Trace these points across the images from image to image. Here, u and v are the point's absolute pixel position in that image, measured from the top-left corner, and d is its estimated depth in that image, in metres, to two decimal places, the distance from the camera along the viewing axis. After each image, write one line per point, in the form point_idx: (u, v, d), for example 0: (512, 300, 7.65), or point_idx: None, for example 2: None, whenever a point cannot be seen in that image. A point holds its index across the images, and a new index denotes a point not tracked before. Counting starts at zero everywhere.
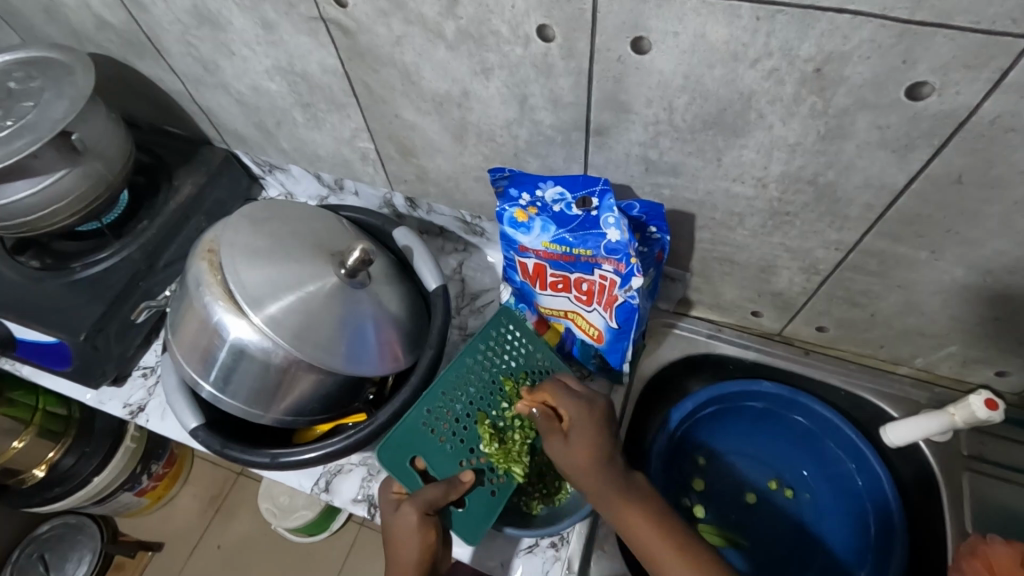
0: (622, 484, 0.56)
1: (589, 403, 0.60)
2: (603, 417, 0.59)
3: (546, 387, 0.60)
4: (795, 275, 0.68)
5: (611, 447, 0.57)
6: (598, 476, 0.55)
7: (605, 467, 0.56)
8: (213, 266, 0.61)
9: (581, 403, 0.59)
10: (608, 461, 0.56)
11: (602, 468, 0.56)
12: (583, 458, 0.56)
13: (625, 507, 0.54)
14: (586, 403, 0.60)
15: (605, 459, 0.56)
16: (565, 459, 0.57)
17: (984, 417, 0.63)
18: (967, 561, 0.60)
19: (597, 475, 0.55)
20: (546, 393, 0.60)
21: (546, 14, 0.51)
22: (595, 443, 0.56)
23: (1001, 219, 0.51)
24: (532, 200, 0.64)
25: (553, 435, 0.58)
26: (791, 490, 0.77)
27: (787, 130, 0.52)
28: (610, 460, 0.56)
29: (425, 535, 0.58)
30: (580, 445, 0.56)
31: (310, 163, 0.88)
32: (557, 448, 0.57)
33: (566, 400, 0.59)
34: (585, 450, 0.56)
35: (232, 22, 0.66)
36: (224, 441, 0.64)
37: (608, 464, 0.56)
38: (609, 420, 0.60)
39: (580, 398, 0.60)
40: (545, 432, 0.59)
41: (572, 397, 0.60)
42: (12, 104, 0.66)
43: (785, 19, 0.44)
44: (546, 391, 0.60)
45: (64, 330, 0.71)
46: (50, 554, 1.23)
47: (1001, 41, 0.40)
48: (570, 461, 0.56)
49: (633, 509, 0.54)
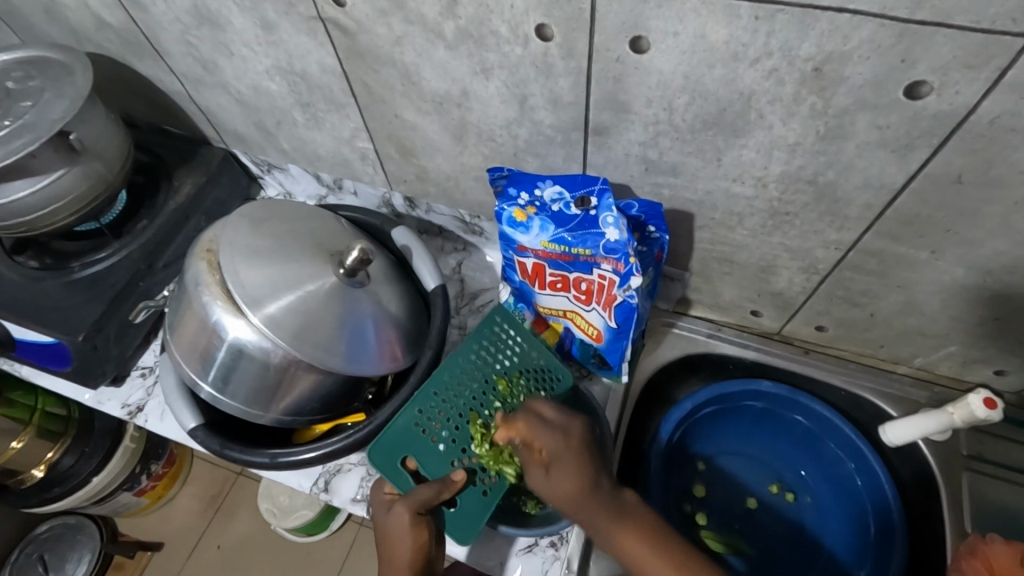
0: (611, 509, 0.54)
1: (564, 429, 0.57)
2: (581, 441, 0.57)
3: (515, 420, 0.58)
4: (794, 275, 0.68)
5: (595, 472, 0.55)
6: (585, 506, 0.54)
7: (591, 496, 0.54)
8: (212, 266, 0.61)
9: (555, 432, 0.57)
10: (592, 489, 0.54)
11: (588, 498, 0.54)
12: (566, 492, 0.54)
13: (618, 535, 0.53)
14: (561, 430, 0.57)
15: (589, 489, 0.54)
16: (550, 494, 0.55)
17: (983, 417, 0.63)
18: (967, 561, 0.60)
19: (585, 504, 0.54)
20: (518, 425, 0.58)
21: (546, 14, 0.51)
22: (577, 474, 0.54)
23: (1000, 218, 0.51)
24: (531, 199, 0.64)
25: (534, 470, 0.56)
26: (792, 493, 0.77)
27: (787, 130, 0.52)
28: (595, 486, 0.54)
29: (418, 535, 0.57)
30: (562, 478, 0.54)
31: (309, 163, 0.88)
32: (541, 484, 0.56)
33: (540, 431, 0.57)
34: (567, 484, 0.54)
35: (231, 22, 0.66)
36: (223, 441, 0.64)
37: (593, 492, 0.54)
38: (589, 442, 0.57)
39: (554, 426, 0.57)
40: (527, 467, 0.57)
41: (546, 428, 0.57)
42: (10, 103, 0.66)
43: (786, 19, 0.44)
44: (519, 424, 0.57)
45: (63, 331, 0.71)
46: (49, 555, 1.23)
47: (1002, 40, 0.40)
48: (554, 496, 0.55)
49: (626, 534, 0.53)
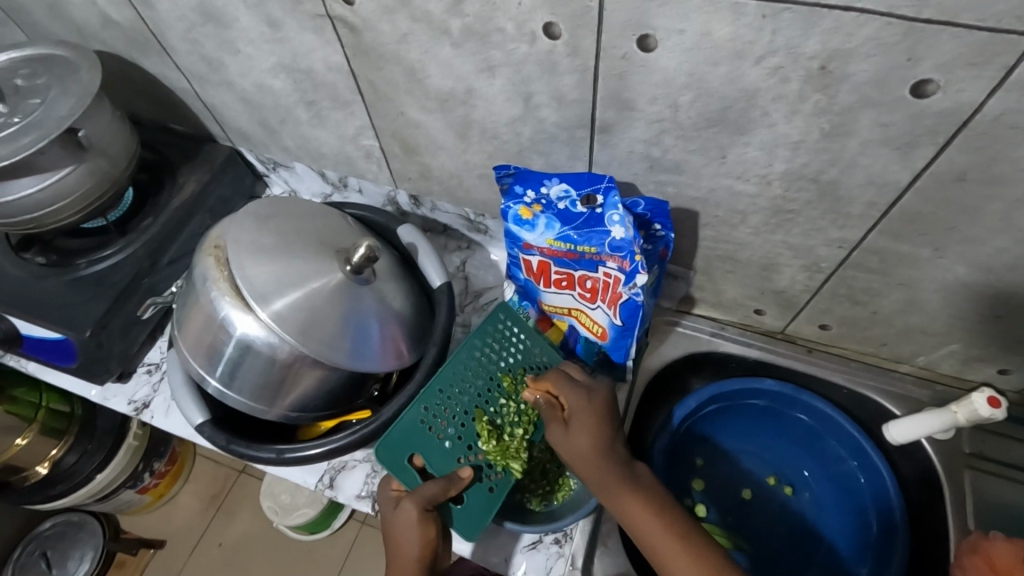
0: (623, 471, 0.55)
1: (590, 392, 0.61)
2: (604, 405, 0.60)
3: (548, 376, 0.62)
4: (797, 273, 0.68)
5: (613, 435, 0.58)
6: (598, 463, 0.56)
7: (604, 454, 0.56)
8: (220, 263, 0.61)
9: (582, 393, 0.60)
10: (607, 449, 0.57)
11: (602, 456, 0.56)
12: (582, 445, 0.57)
13: (626, 496, 0.54)
14: (588, 392, 0.61)
15: (604, 448, 0.57)
16: (566, 448, 0.58)
17: (987, 415, 0.63)
18: (968, 558, 0.61)
19: (597, 460, 0.56)
20: (548, 381, 0.62)
21: (552, 12, 0.51)
22: (595, 433, 0.57)
23: (1003, 216, 0.51)
24: (537, 197, 0.65)
25: (555, 425, 0.60)
26: (791, 487, 0.78)
27: (791, 128, 0.52)
28: (609, 446, 0.57)
29: (425, 531, 0.58)
30: (579, 431, 0.57)
31: (314, 160, 0.88)
32: (559, 437, 0.59)
33: (566, 388, 0.61)
34: (584, 438, 0.57)
35: (238, 20, 0.66)
36: (229, 437, 0.65)
37: (608, 453, 0.56)
38: (612, 409, 0.60)
39: (580, 387, 0.61)
40: (549, 423, 0.60)
41: (573, 386, 0.61)
42: (17, 100, 0.66)
43: (791, 17, 0.44)
44: (548, 380, 0.62)
45: (68, 327, 0.71)
46: (51, 552, 1.23)
47: (1006, 38, 0.40)
48: (570, 450, 0.58)
49: (634, 498, 0.54)
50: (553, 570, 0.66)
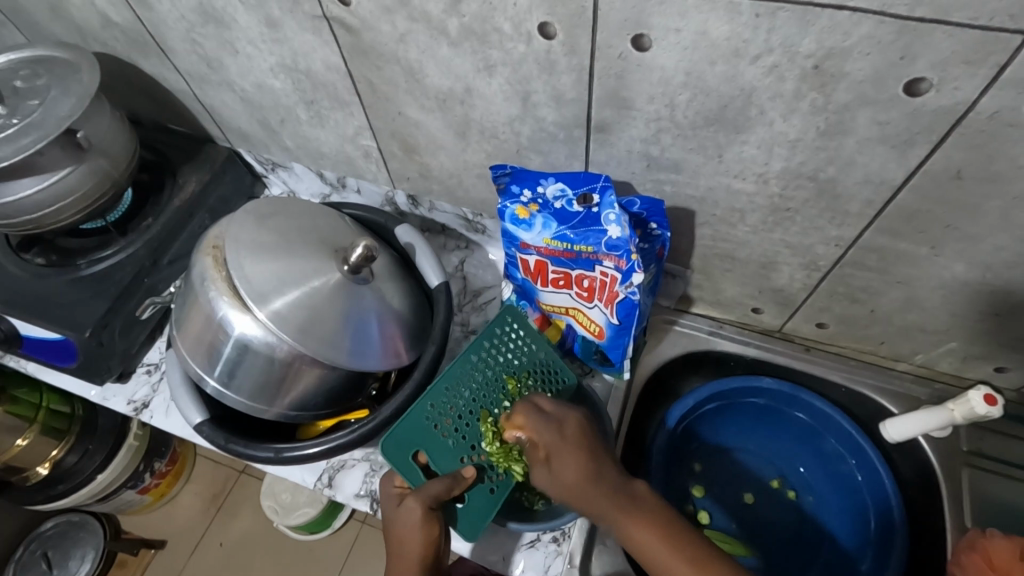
0: (618, 499, 0.54)
1: (563, 424, 0.58)
2: (580, 433, 0.57)
3: (516, 415, 0.59)
4: (795, 271, 0.68)
5: (597, 463, 0.55)
6: (591, 497, 0.54)
7: (595, 485, 0.54)
8: (217, 262, 0.62)
9: (555, 428, 0.58)
10: (596, 480, 0.54)
11: (593, 488, 0.54)
12: (570, 483, 0.55)
13: (628, 526, 0.52)
14: (562, 424, 0.58)
15: (592, 480, 0.54)
16: (556, 489, 0.56)
17: (983, 413, 0.63)
18: (967, 555, 0.61)
19: (588, 494, 0.54)
20: (518, 420, 0.59)
21: (549, 11, 0.51)
22: (578, 467, 0.55)
23: (1000, 214, 0.51)
24: (533, 197, 0.65)
25: (539, 466, 0.57)
26: (794, 490, 0.78)
27: (788, 127, 0.52)
28: (597, 474, 0.55)
29: (429, 529, 0.58)
30: (562, 469, 0.55)
31: (313, 160, 0.88)
32: (546, 480, 0.57)
33: (538, 427, 0.58)
34: (570, 474, 0.55)
35: (237, 20, 0.67)
36: (228, 436, 0.65)
37: (598, 483, 0.54)
38: (590, 434, 0.58)
39: (551, 420, 0.58)
40: (532, 465, 0.58)
41: (543, 422, 0.58)
42: (16, 101, 0.66)
43: (787, 16, 0.44)
44: (518, 419, 0.59)
45: (69, 327, 0.71)
46: (52, 552, 1.24)
47: (1001, 37, 0.40)
48: (560, 490, 0.55)
49: (634, 524, 0.52)
50: (552, 569, 0.66)
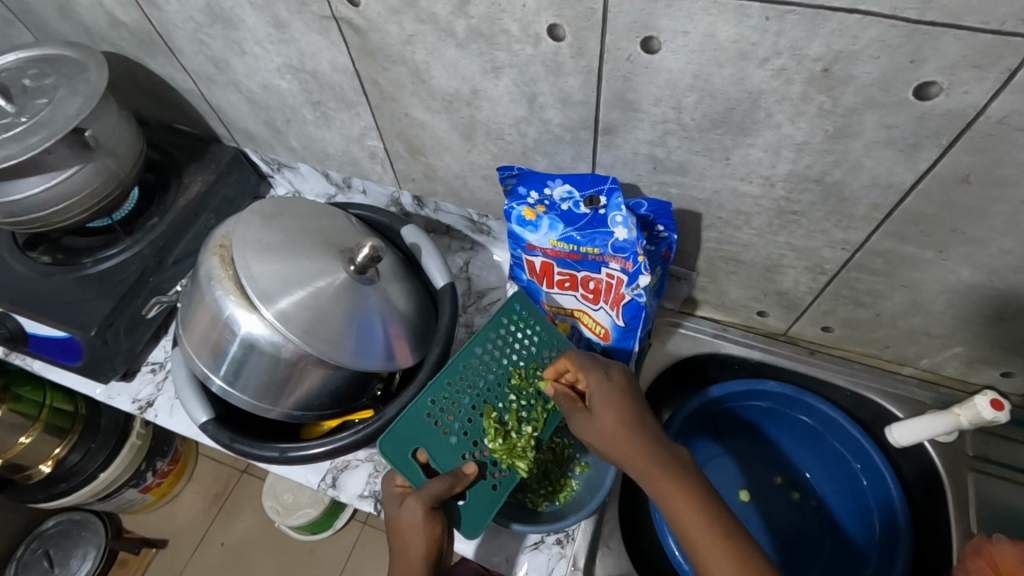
0: (653, 447, 0.52)
1: (611, 369, 0.60)
2: (625, 383, 0.59)
3: (569, 356, 0.62)
4: (801, 275, 0.68)
5: (637, 409, 0.56)
6: (625, 439, 0.53)
7: (628, 429, 0.54)
8: (224, 261, 0.62)
9: (601, 369, 0.60)
10: (637, 426, 0.54)
11: (627, 430, 0.54)
12: (606, 422, 0.55)
13: (656, 476, 0.50)
14: (608, 370, 0.60)
15: (627, 421, 0.54)
16: (593, 435, 0.56)
17: (989, 418, 0.63)
18: (972, 560, 0.60)
19: (617, 434, 0.54)
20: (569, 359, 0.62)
21: (557, 13, 0.51)
22: (617, 408, 0.56)
23: (1008, 218, 0.51)
24: (540, 198, 0.65)
25: (577, 410, 0.59)
26: (798, 492, 0.79)
27: (795, 129, 0.52)
28: (633, 419, 0.55)
29: (430, 529, 0.57)
30: (599, 407, 0.56)
31: (318, 161, 0.88)
32: (581, 422, 0.58)
33: (586, 366, 0.60)
34: (608, 414, 0.55)
35: (245, 21, 0.67)
36: (232, 436, 0.65)
37: (635, 427, 0.54)
38: (634, 386, 0.58)
39: (599, 364, 0.60)
40: (570, 409, 0.60)
41: (591, 363, 0.60)
42: (25, 100, 0.67)
43: (795, 19, 0.44)
44: (569, 358, 0.62)
45: (74, 326, 0.72)
46: (54, 550, 1.23)
47: (1009, 41, 0.40)
48: (595, 433, 0.56)
49: (662, 471, 0.50)
50: (555, 572, 0.66)
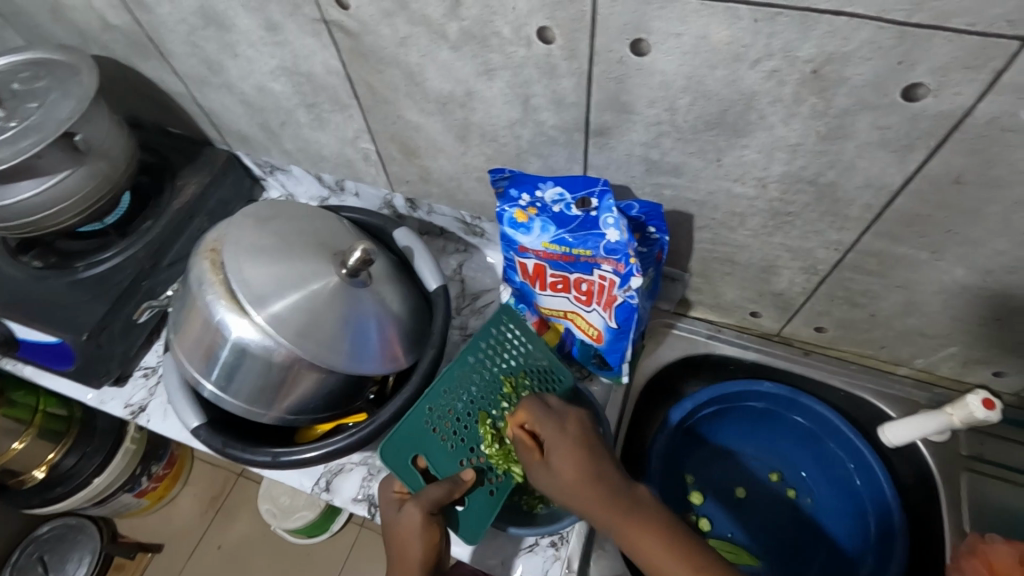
0: (619, 499, 0.52)
1: (566, 418, 0.58)
2: (582, 431, 0.57)
3: (519, 409, 0.60)
4: (795, 276, 0.68)
5: (596, 459, 0.54)
6: (591, 497, 0.52)
7: (590, 483, 0.53)
8: (215, 265, 0.61)
9: (556, 421, 0.58)
10: (599, 479, 0.53)
11: (590, 484, 0.53)
12: (567, 480, 0.53)
13: (631, 532, 0.50)
14: (563, 420, 0.58)
15: (589, 475, 0.53)
16: (556, 490, 0.55)
17: (982, 417, 0.63)
18: (967, 560, 0.60)
19: (581, 489, 0.53)
20: (520, 412, 0.60)
21: (549, 16, 0.51)
22: (576, 462, 0.54)
23: (1001, 218, 0.51)
24: (532, 201, 0.65)
25: (536, 465, 0.57)
26: (793, 490, 0.78)
27: (788, 131, 0.52)
28: (593, 470, 0.53)
29: (429, 534, 0.56)
30: (557, 462, 0.54)
31: (312, 164, 0.88)
32: (542, 477, 0.56)
33: (539, 418, 0.58)
34: (568, 470, 0.54)
35: (236, 24, 0.67)
36: (225, 440, 0.65)
37: (596, 480, 0.53)
38: (590, 433, 0.57)
39: (552, 416, 0.58)
40: (528, 463, 0.57)
41: (543, 414, 0.58)
42: (15, 104, 0.66)
43: (787, 20, 0.44)
44: (520, 411, 0.59)
45: (66, 331, 0.71)
46: (49, 555, 1.23)
47: (999, 42, 0.40)
48: (558, 488, 0.54)
49: (632, 523, 0.50)
50: (550, 573, 0.66)
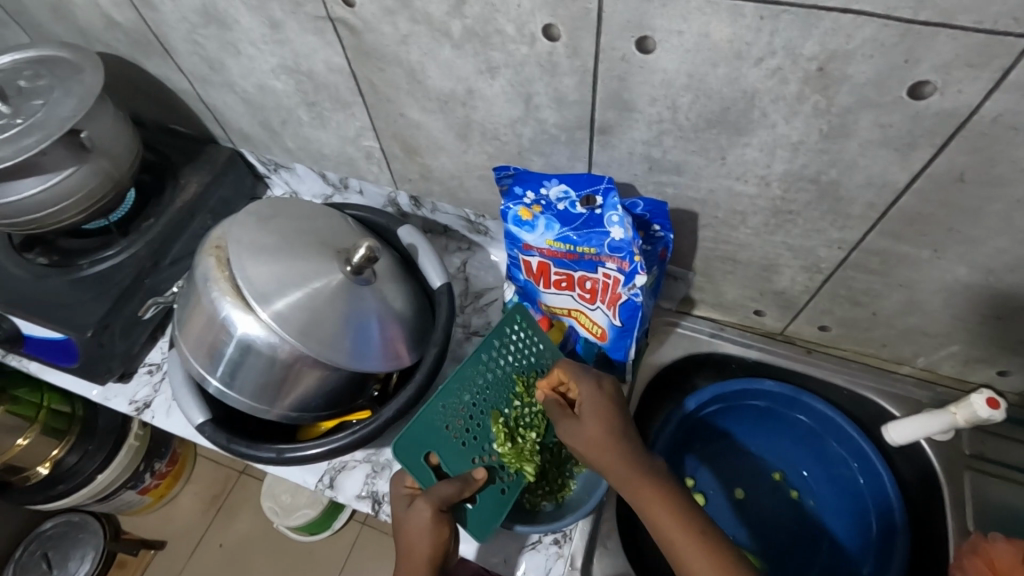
0: (639, 463, 0.53)
1: (604, 380, 0.59)
2: (615, 394, 0.58)
3: (560, 364, 0.61)
4: (797, 274, 0.68)
5: (624, 423, 0.56)
6: (617, 460, 0.53)
7: (615, 441, 0.54)
8: (220, 263, 0.62)
9: (594, 380, 0.59)
10: (623, 441, 0.54)
11: (615, 444, 0.54)
12: (595, 439, 0.55)
13: (653, 504, 0.51)
14: (599, 380, 0.59)
15: (616, 435, 0.54)
16: (579, 442, 0.56)
17: (985, 417, 0.62)
18: (969, 559, 0.61)
19: (605, 447, 0.54)
20: (560, 369, 0.61)
21: (551, 13, 0.51)
22: (606, 421, 0.55)
23: (1002, 217, 0.51)
24: (536, 198, 0.65)
25: (565, 419, 0.58)
26: (796, 491, 0.78)
27: (790, 129, 0.52)
28: (619, 432, 0.55)
29: (439, 531, 0.57)
30: (588, 418, 0.56)
31: (315, 161, 0.88)
32: (568, 428, 0.57)
33: (578, 376, 0.59)
34: (599, 430, 0.55)
35: (240, 22, 0.67)
36: (230, 436, 0.65)
37: (621, 441, 0.54)
38: (622, 399, 0.58)
39: (590, 374, 0.59)
40: (556, 418, 0.59)
41: (583, 373, 0.59)
42: (20, 101, 0.66)
43: (790, 18, 0.44)
44: (560, 368, 0.61)
45: (71, 328, 0.72)
46: (53, 552, 1.23)
47: (1003, 39, 0.40)
48: (582, 442, 0.55)
49: (649, 487, 0.52)
50: (553, 571, 0.66)
